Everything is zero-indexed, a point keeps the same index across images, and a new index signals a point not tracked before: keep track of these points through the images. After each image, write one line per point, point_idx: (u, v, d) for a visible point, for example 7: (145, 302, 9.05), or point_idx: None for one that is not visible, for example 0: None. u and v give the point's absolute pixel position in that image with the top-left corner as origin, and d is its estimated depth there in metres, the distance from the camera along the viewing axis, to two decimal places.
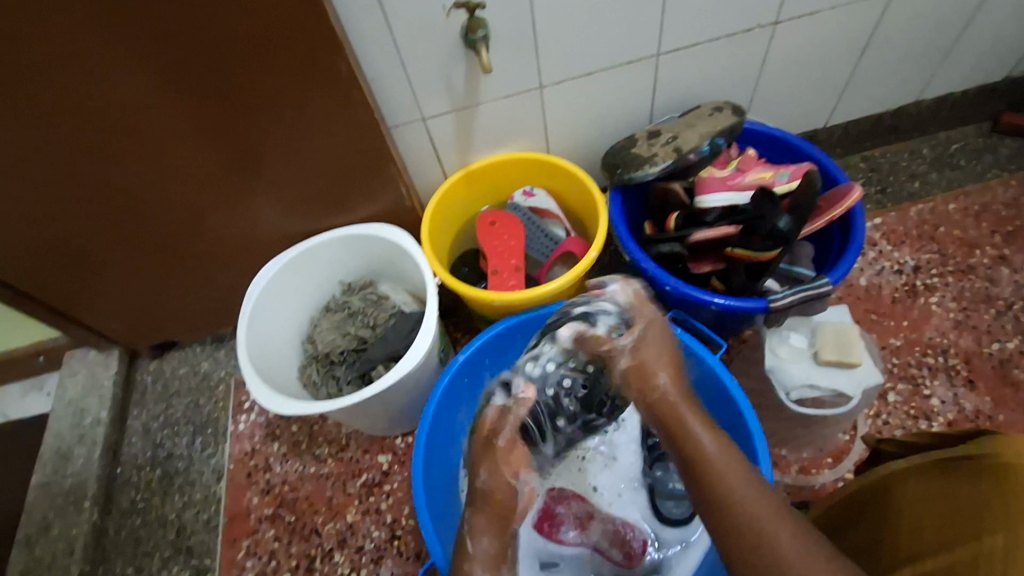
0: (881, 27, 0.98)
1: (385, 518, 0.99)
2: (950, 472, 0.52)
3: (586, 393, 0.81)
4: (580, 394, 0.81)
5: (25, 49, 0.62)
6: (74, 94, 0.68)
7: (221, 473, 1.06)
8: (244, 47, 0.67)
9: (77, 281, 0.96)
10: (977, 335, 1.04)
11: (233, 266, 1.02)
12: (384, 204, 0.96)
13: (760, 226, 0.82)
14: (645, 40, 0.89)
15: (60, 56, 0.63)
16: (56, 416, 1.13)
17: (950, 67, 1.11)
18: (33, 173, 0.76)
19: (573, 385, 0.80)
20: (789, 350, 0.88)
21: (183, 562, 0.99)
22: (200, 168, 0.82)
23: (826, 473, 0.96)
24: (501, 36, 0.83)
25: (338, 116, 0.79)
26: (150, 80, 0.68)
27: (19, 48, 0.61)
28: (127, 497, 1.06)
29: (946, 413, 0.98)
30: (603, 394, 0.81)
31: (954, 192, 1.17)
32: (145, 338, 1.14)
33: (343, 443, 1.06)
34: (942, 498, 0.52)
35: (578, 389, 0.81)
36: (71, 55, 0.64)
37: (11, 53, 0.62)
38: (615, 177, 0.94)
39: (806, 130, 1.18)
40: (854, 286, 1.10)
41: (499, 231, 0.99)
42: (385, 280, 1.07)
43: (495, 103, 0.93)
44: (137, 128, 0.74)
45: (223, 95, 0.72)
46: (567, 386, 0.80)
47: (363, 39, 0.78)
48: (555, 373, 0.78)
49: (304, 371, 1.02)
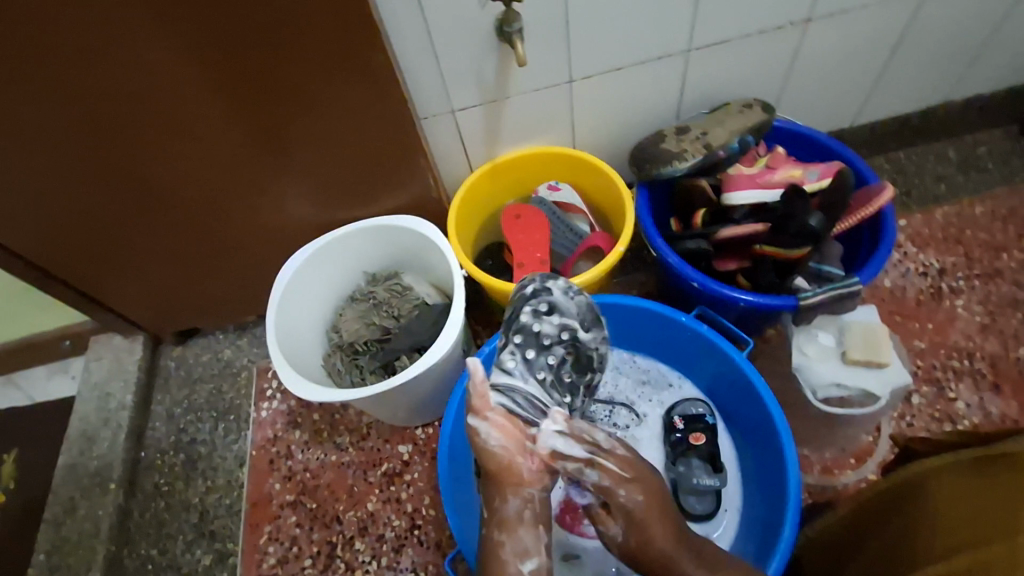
0: (913, 26, 0.97)
1: (406, 507, 1.00)
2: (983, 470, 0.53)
3: (573, 360, 0.74)
4: (569, 364, 0.73)
5: (74, 32, 0.63)
6: (117, 78, 0.69)
7: (243, 459, 1.07)
8: (284, 35, 0.68)
9: (107, 265, 0.98)
10: (1003, 339, 1.03)
11: (259, 254, 1.03)
12: (411, 195, 0.97)
13: (790, 224, 0.82)
14: (677, 36, 0.89)
15: (107, 39, 0.65)
16: (81, 399, 1.15)
17: (981, 67, 1.10)
18: (73, 157, 0.77)
19: (558, 359, 0.72)
20: (817, 348, 0.88)
21: (207, 546, 1.01)
22: (234, 155, 0.83)
23: (848, 474, 0.96)
24: (534, 29, 0.83)
25: (373, 107, 0.80)
26: (192, 67, 0.70)
27: (68, 31, 0.63)
28: (151, 481, 1.08)
29: (970, 417, 0.97)
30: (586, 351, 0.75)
31: (981, 195, 1.15)
32: (170, 324, 1.16)
33: (364, 432, 1.06)
34: (973, 494, 0.53)
35: (564, 359, 0.73)
36: (118, 40, 0.65)
37: (61, 35, 0.63)
38: (643, 172, 0.94)
39: (832, 129, 1.17)
40: (878, 287, 1.09)
41: (524, 224, 1.00)
42: (409, 271, 1.07)
43: (524, 97, 0.93)
44: (175, 114, 0.75)
45: (261, 84, 0.73)
46: (553, 361, 0.72)
47: (398, 30, 0.79)
48: (540, 352, 0.72)
49: (329, 359, 1.03)
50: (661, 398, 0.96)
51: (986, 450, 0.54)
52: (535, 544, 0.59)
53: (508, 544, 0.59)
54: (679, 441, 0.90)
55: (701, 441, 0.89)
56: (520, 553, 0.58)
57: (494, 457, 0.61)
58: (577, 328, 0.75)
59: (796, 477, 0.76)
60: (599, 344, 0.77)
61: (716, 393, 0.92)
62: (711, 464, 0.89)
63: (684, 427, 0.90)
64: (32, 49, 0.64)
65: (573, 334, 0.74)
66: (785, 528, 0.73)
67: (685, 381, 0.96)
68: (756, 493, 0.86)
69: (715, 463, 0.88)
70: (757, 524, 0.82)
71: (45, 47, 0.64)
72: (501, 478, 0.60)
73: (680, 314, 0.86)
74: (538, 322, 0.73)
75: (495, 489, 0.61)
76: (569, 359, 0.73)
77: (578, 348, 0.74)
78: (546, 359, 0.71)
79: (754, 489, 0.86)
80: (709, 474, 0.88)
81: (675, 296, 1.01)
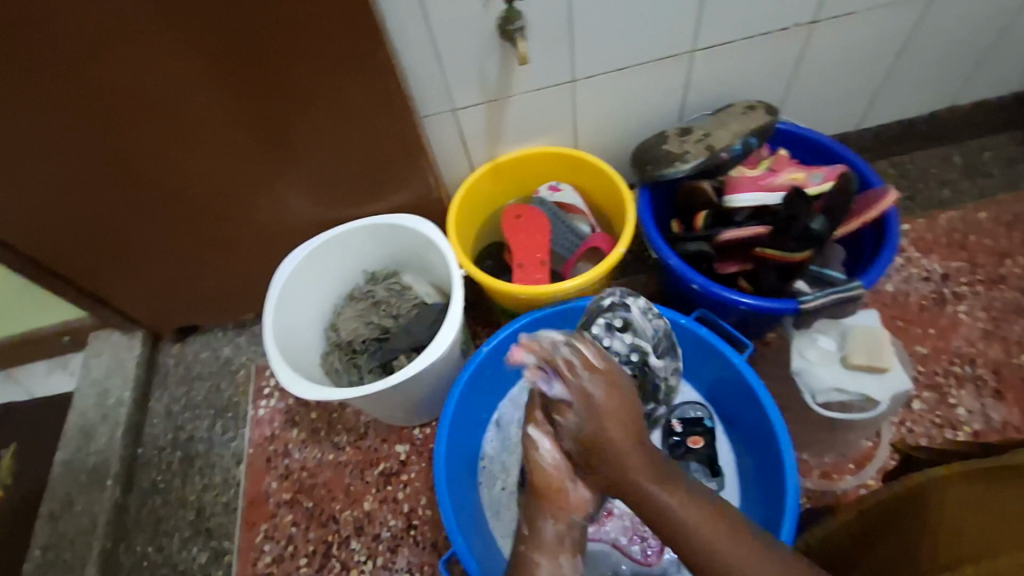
0: (919, 29, 0.96)
1: (403, 507, 1.00)
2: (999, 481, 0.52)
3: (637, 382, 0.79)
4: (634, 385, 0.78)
5: (74, 28, 0.63)
6: (117, 75, 0.69)
7: (241, 457, 1.07)
8: (285, 32, 0.68)
9: (107, 261, 0.98)
10: (1006, 346, 1.02)
11: (258, 251, 1.03)
12: (411, 194, 0.96)
13: (794, 226, 0.82)
14: (680, 37, 0.88)
15: (106, 35, 0.64)
16: (80, 394, 1.15)
17: (987, 71, 1.09)
18: (74, 153, 0.77)
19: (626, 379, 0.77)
20: (818, 352, 0.87)
21: (203, 543, 1.01)
22: (234, 152, 0.82)
23: (847, 479, 0.95)
24: (537, 28, 0.82)
25: (373, 105, 0.79)
26: (192, 64, 0.69)
27: (70, 27, 0.63)
28: (148, 477, 1.08)
29: (972, 423, 0.96)
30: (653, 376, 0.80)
31: (986, 200, 1.15)
32: (169, 321, 1.16)
33: (361, 432, 1.06)
34: (986, 503, 0.52)
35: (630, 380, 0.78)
36: (118, 37, 0.65)
37: (61, 30, 0.63)
38: (645, 173, 0.93)
39: (836, 131, 1.16)
40: (880, 292, 1.08)
41: (524, 225, 0.99)
42: (409, 271, 1.07)
43: (526, 96, 0.93)
44: (174, 111, 0.75)
45: (262, 82, 0.73)
46: None
47: (400, 28, 0.78)
48: (613, 370, 0.76)
49: (327, 358, 1.03)
50: None
51: (995, 462, 0.54)
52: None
53: (546, 567, 0.62)
54: (676, 444, 0.89)
55: (699, 444, 0.89)
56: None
57: (545, 476, 0.64)
58: (649, 352, 0.78)
59: (795, 481, 0.75)
60: (667, 372, 0.82)
61: (715, 396, 0.92)
62: (709, 467, 0.89)
63: (682, 430, 0.90)
64: (33, 46, 0.64)
65: (644, 357, 0.78)
66: (784, 533, 0.72)
67: (684, 384, 0.96)
68: (754, 498, 0.85)
69: (714, 467, 0.88)
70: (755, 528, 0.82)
71: (45, 43, 0.64)
72: (546, 500, 0.64)
73: (680, 317, 0.86)
74: (610, 338, 0.77)
75: (536, 507, 0.65)
76: (635, 380, 0.77)
77: (646, 372, 0.79)
78: (617, 378, 0.76)
79: (753, 494, 0.86)
80: (706, 477, 0.88)
81: (676, 299, 1.00)
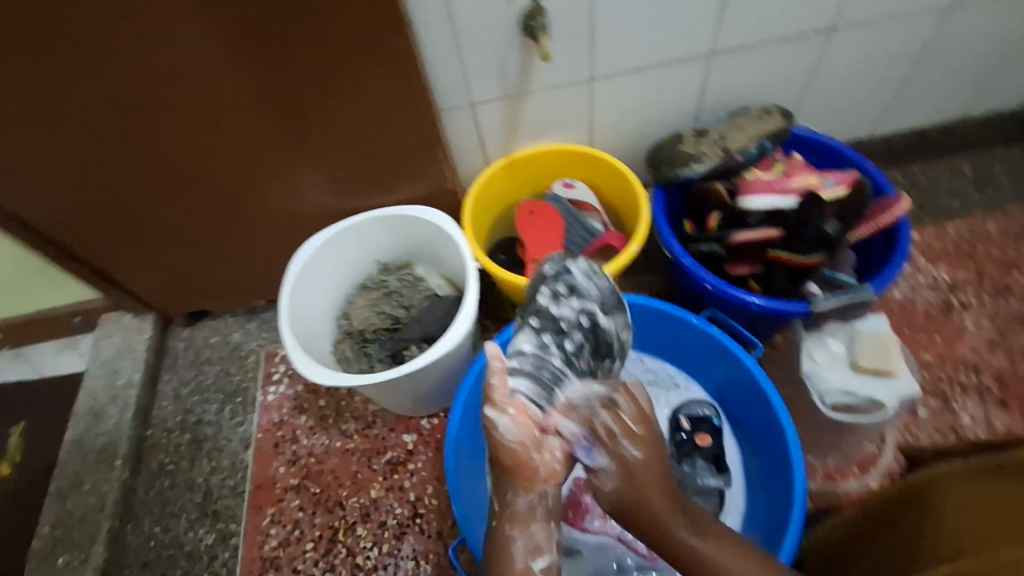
0: (936, 38, 0.97)
1: (409, 495, 1.00)
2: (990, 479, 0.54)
3: (591, 344, 0.77)
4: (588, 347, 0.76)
5: (106, 8, 0.64)
6: (146, 56, 0.69)
7: (249, 441, 1.08)
8: (311, 23, 0.69)
9: (124, 243, 0.99)
10: (1011, 355, 1.03)
11: (273, 238, 1.04)
12: (427, 186, 0.97)
13: (805, 230, 0.84)
14: (700, 39, 0.89)
15: (138, 17, 0.65)
16: (90, 374, 1.15)
17: (1001, 83, 1.10)
18: (98, 133, 0.78)
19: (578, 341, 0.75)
20: (826, 355, 0.88)
21: (210, 525, 1.02)
22: (255, 139, 0.83)
23: (851, 481, 0.96)
24: (559, 26, 0.83)
25: (396, 96, 0.80)
26: (220, 48, 0.70)
27: (103, 8, 0.64)
28: (157, 459, 1.09)
29: (975, 431, 0.97)
30: (606, 337, 0.78)
31: (995, 211, 1.16)
32: (181, 305, 1.16)
33: (369, 420, 1.07)
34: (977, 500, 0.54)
35: (583, 343, 0.76)
36: (148, 17, 0.65)
37: (93, 9, 0.64)
38: (659, 173, 0.94)
39: (848, 138, 1.17)
40: (887, 298, 1.09)
41: (538, 221, 1.00)
42: (422, 262, 1.08)
43: (544, 93, 0.94)
44: (199, 97, 0.76)
45: (287, 69, 0.74)
46: (570, 344, 0.74)
47: (424, 22, 0.79)
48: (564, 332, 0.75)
49: (338, 346, 1.03)
50: (668, 399, 0.96)
51: (987, 461, 0.56)
52: (546, 540, 0.61)
53: (520, 540, 0.61)
54: (684, 441, 0.90)
55: (706, 442, 0.90)
56: (532, 549, 0.61)
57: (510, 452, 0.61)
58: (596, 312, 0.78)
59: (801, 481, 0.76)
60: (619, 329, 0.80)
61: (723, 395, 0.93)
62: (716, 465, 0.90)
63: (689, 427, 0.91)
64: (65, 25, 0.65)
65: (593, 319, 0.77)
66: (789, 532, 0.73)
67: (692, 383, 0.97)
68: (760, 496, 0.86)
69: (720, 464, 0.89)
70: (759, 527, 0.83)
71: (77, 22, 0.65)
72: (515, 473, 0.62)
73: (692, 316, 0.87)
74: (557, 305, 0.76)
75: (507, 482, 0.63)
76: (586, 344, 0.76)
77: (597, 333, 0.78)
78: (565, 341, 0.74)
79: (759, 493, 0.87)
80: (712, 475, 0.88)
81: (686, 298, 1.01)
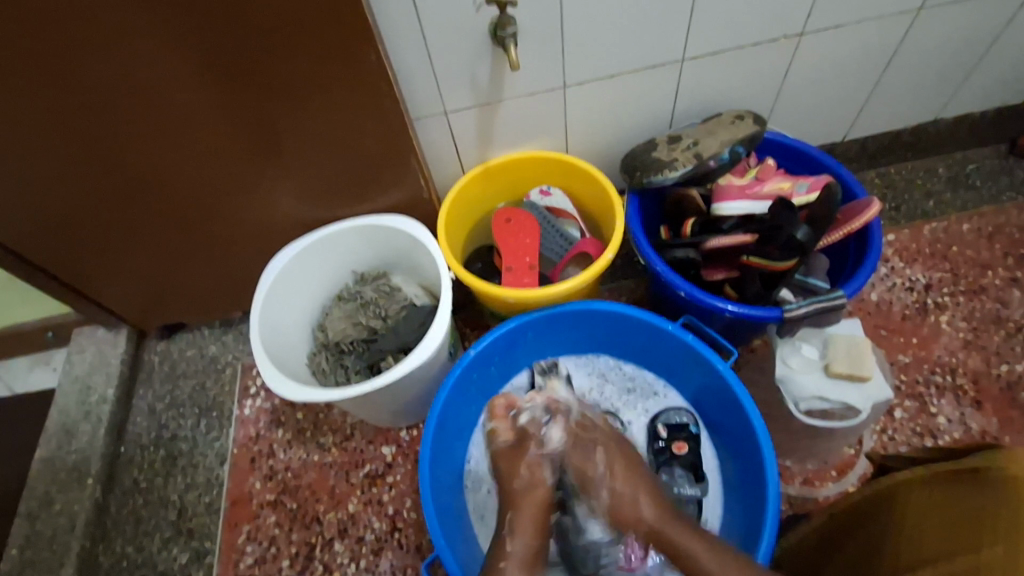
0: (905, 43, 0.98)
1: (387, 509, 0.99)
2: (942, 482, 0.54)
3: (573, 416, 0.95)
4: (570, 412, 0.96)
5: (50, 5, 0.61)
6: (96, 58, 0.66)
7: (225, 457, 1.06)
8: (272, 36, 0.68)
9: (91, 259, 0.97)
10: (986, 356, 1.04)
11: (247, 250, 1.03)
12: (401, 196, 0.96)
13: (778, 235, 0.82)
14: (672, 45, 0.89)
15: (85, 15, 0.62)
16: (62, 391, 1.13)
17: (972, 86, 1.11)
18: (59, 150, 0.77)
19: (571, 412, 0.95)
20: (800, 361, 0.88)
21: (184, 544, 1.00)
22: (220, 147, 0.81)
23: (829, 486, 0.96)
24: (529, 34, 0.83)
25: (364, 106, 0.79)
26: (179, 61, 0.69)
27: (46, 9, 0.61)
28: (130, 477, 1.07)
29: (952, 432, 0.98)
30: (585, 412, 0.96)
31: (968, 212, 1.17)
32: (155, 318, 1.15)
33: (347, 433, 1.06)
34: (935, 504, 0.54)
35: None
36: (97, 18, 0.63)
37: (31, 3, 0.60)
38: (634, 180, 0.94)
39: (823, 143, 1.18)
40: (865, 301, 1.10)
41: (514, 228, 0.99)
42: (398, 272, 1.08)
43: (517, 101, 0.93)
44: (159, 108, 0.74)
45: (249, 81, 0.73)
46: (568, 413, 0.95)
47: (393, 33, 0.79)
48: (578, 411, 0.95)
49: (314, 358, 1.02)
50: (648, 407, 0.96)
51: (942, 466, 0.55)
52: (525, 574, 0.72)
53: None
54: (661, 449, 0.90)
55: (684, 450, 0.89)
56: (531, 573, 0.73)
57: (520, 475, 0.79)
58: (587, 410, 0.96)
59: (775, 486, 0.76)
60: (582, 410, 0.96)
61: (700, 403, 0.93)
62: (693, 474, 0.89)
63: (667, 436, 0.91)
64: (5, 26, 0.61)
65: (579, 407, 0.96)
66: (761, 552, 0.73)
67: (670, 390, 0.97)
68: (737, 505, 0.86)
69: (698, 473, 0.88)
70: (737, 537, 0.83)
71: (19, 22, 0.61)
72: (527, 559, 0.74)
73: (666, 323, 0.87)
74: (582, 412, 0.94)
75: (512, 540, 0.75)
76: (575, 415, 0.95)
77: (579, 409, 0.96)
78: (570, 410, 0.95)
79: (736, 500, 0.86)
80: (690, 484, 0.88)
81: (662, 305, 1.01)
